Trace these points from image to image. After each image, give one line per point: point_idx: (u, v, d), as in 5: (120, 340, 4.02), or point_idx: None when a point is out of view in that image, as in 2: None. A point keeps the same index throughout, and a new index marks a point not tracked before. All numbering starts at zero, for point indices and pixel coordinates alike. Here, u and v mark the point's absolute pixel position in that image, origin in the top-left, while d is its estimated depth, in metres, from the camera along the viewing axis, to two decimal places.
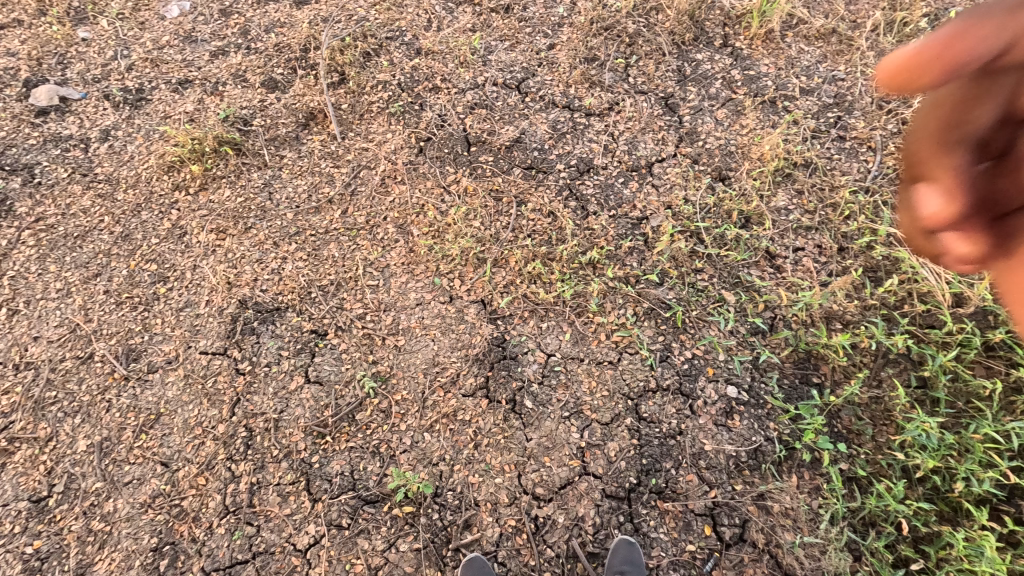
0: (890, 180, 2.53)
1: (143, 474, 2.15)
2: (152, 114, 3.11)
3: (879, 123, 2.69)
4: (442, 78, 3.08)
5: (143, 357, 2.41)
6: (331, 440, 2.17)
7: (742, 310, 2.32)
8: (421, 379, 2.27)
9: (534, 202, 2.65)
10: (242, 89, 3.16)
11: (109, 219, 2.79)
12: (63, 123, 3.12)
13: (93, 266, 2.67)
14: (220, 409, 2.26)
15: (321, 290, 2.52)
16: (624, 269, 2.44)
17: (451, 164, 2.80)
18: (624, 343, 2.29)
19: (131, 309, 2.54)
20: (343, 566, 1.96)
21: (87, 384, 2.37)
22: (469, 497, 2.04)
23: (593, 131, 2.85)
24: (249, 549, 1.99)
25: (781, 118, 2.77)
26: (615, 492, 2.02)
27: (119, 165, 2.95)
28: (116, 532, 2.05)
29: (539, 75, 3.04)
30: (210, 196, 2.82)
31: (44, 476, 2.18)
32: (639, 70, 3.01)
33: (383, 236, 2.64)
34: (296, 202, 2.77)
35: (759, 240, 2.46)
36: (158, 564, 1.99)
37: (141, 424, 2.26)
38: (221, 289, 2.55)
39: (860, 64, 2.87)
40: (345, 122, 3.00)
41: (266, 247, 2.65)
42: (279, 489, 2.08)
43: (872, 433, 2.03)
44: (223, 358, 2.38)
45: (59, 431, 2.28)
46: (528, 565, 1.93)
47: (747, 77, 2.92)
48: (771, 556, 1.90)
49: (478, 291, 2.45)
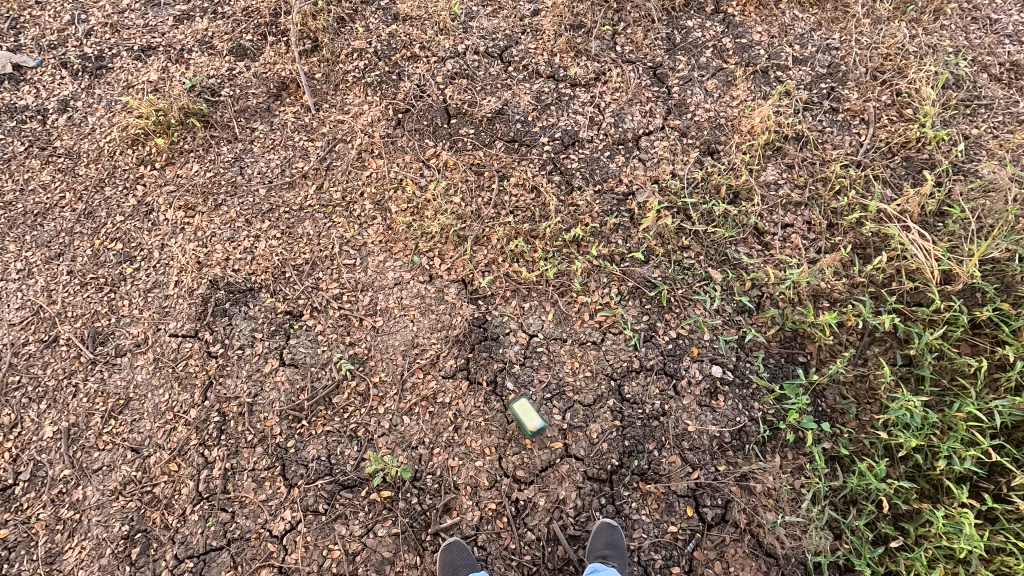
0: (882, 154, 2.47)
1: (113, 461, 2.09)
2: (114, 84, 2.94)
3: (873, 94, 2.61)
4: (421, 45, 2.93)
5: (110, 341, 2.32)
6: (307, 424, 2.11)
7: (729, 289, 2.27)
8: (399, 361, 2.21)
9: (516, 176, 2.55)
10: (209, 56, 2.99)
11: (71, 196, 2.66)
12: (18, 93, 2.95)
13: (55, 246, 2.55)
14: (193, 393, 2.19)
15: (296, 270, 2.42)
16: (609, 247, 2.37)
17: (430, 137, 2.69)
18: (608, 323, 2.24)
19: (97, 291, 2.43)
20: (320, 552, 1.91)
21: (52, 369, 2.29)
22: (449, 481, 2.00)
23: (578, 102, 2.73)
24: (224, 536, 1.94)
25: (773, 89, 2.68)
26: (597, 474, 2.00)
27: (80, 139, 2.80)
28: (86, 520, 1.99)
29: (523, 44, 2.91)
30: (178, 171, 2.69)
31: (10, 464, 2.12)
32: (627, 38, 2.88)
33: (360, 213, 2.54)
34: (268, 177, 2.65)
35: (747, 217, 2.40)
36: (129, 552, 1.93)
37: (110, 409, 2.19)
38: (191, 269, 2.44)
39: (856, 32, 2.76)
40: (319, 93, 2.85)
41: (238, 225, 2.53)
42: (254, 474, 2.03)
43: (855, 412, 2.01)
44: (195, 341, 2.29)
45: (24, 418, 2.20)
46: (509, 548, 1.91)
47: (739, 45, 2.81)
48: (752, 536, 1.90)
49: (458, 270, 2.37)
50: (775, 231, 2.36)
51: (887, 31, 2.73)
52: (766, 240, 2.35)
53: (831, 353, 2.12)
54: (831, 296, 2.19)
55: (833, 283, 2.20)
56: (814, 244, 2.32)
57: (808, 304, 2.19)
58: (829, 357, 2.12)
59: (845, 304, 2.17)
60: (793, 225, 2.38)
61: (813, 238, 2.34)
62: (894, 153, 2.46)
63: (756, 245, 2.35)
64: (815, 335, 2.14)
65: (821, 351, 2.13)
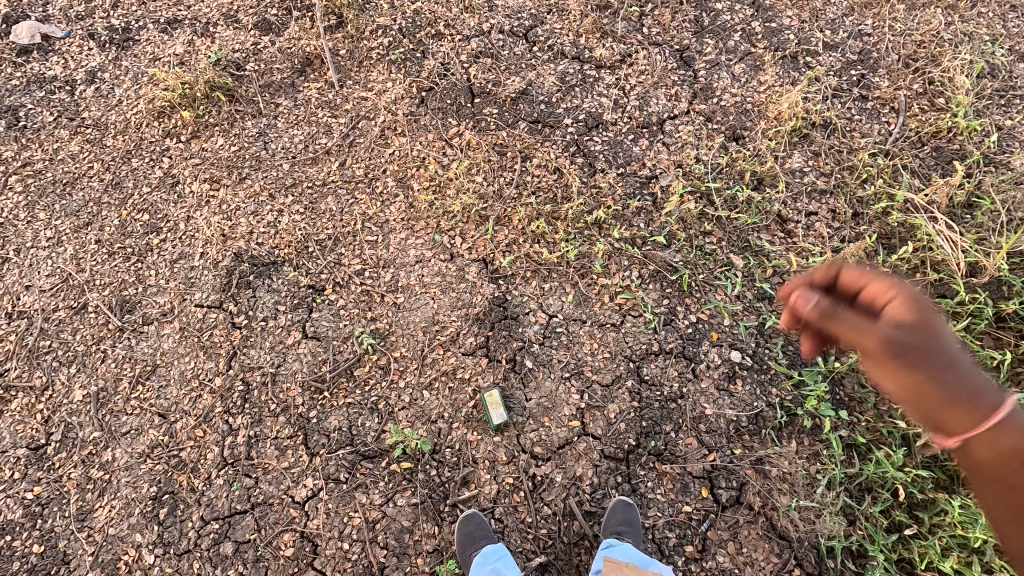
0: (912, 143, 2.42)
1: (141, 425, 2.15)
2: (140, 56, 2.96)
3: (904, 82, 2.56)
4: (445, 23, 2.91)
5: (137, 309, 2.37)
6: (329, 395, 2.15)
7: (750, 275, 2.26)
8: (420, 337, 2.24)
9: (539, 157, 2.54)
10: (234, 30, 2.99)
11: (99, 166, 2.70)
12: (46, 63, 2.98)
13: (84, 215, 2.59)
14: (217, 362, 2.24)
15: (319, 245, 2.45)
16: (631, 230, 2.37)
17: (453, 116, 2.68)
18: (628, 305, 2.24)
19: (124, 260, 2.48)
20: (341, 519, 1.96)
21: (82, 334, 2.34)
22: (468, 455, 2.04)
23: (603, 85, 2.71)
24: (248, 500, 2.00)
25: (802, 74, 2.63)
26: (613, 454, 2.02)
27: (107, 110, 2.83)
28: (115, 481, 2.06)
29: (548, 23, 2.88)
30: (203, 144, 2.71)
31: (42, 425, 2.18)
32: (654, 20, 2.84)
33: (383, 189, 2.55)
34: (292, 152, 2.66)
35: (771, 203, 2.38)
36: (157, 512, 1.99)
37: (137, 375, 2.24)
38: (216, 241, 2.48)
39: (889, 17, 2.70)
40: (342, 69, 2.85)
41: (262, 199, 2.56)
42: (277, 442, 2.08)
43: (874, 401, 2.01)
44: (219, 311, 2.33)
45: (55, 380, 2.26)
46: (525, 522, 1.95)
47: (769, 29, 2.76)
48: (766, 518, 1.92)
49: (480, 249, 2.39)
50: (799, 218, 2.35)
51: (921, 18, 2.66)
52: (789, 227, 2.34)
53: None
54: None
55: None
56: (838, 233, 2.30)
57: None
58: None
59: None
60: (818, 213, 2.35)
61: (837, 226, 2.32)
62: (924, 143, 2.42)
63: (779, 233, 2.33)
64: None
65: None
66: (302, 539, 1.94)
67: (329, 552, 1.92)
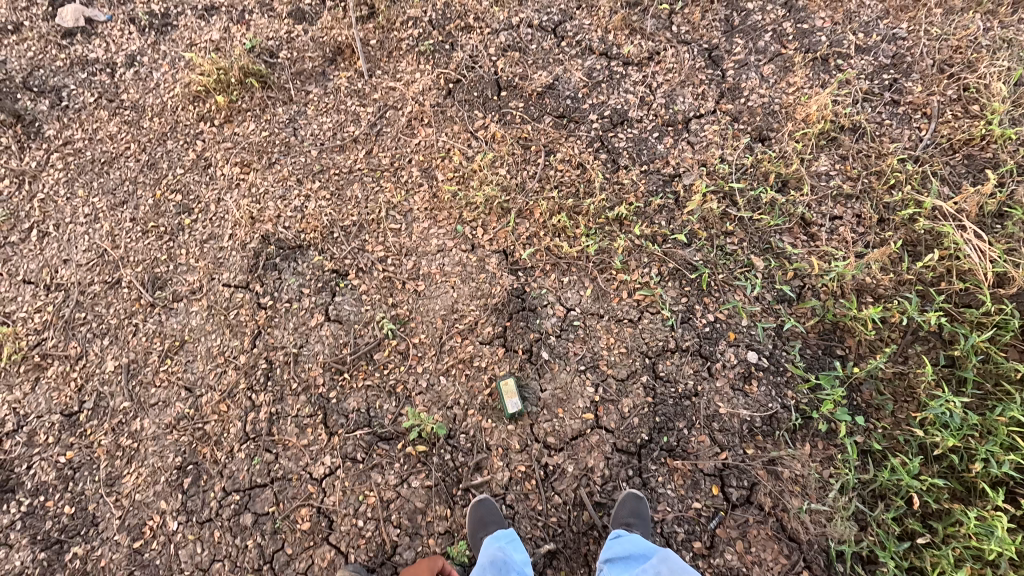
0: (942, 150, 2.38)
1: (168, 398, 2.23)
2: (178, 41, 3.05)
3: (938, 88, 2.51)
4: (475, 17, 2.94)
5: (168, 286, 2.45)
6: (349, 377, 2.21)
7: (770, 277, 2.26)
8: (439, 325, 2.28)
9: (563, 152, 2.57)
10: (269, 19, 3.06)
11: (135, 147, 2.79)
12: (89, 46, 3.08)
13: (120, 194, 2.68)
14: (242, 340, 2.31)
15: (344, 231, 2.50)
16: (652, 227, 2.37)
17: (480, 109, 2.71)
18: (646, 302, 2.26)
19: (157, 238, 2.56)
20: (357, 497, 2.02)
21: (115, 308, 2.43)
22: (482, 441, 2.08)
23: (629, 81, 2.72)
24: (268, 475, 2.07)
25: (832, 77, 2.60)
26: (625, 447, 2.05)
27: (145, 93, 2.92)
28: (143, 449, 2.14)
29: (577, 19, 2.89)
30: (236, 129, 2.79)
31: (75, 393, 2.27)
32: (684, 18, 2.83)
33: (408, 178, 2.60)
34: (320, 139, 2.72)
35: (794, 206, 2.36)
36: (181, 481, 2.07)
37: (166, 349, 2.32)
38: (245, 223, 2.54)
39: (926, 22, 2.65)
40: (372, 59, 2.90)
41: (290, 184, 2.62)
42: (298, 420, 2.14)
43: (891, 409, 1.99)
44: (246, 292, 2.40)
45: (88, 351, 2.35)
46: (536, 509, 1.99)
47: (800, 30, 2.73)
48: (776, 519, 1.92)
49: (501, 241, 2.42)
50: (823, 222, 2.33)
51: (958, 23, 2.61)
52: (813, 231, 2.32)
53: (870, 348, 2.09)
54: (875, 292, 2.15)
55: (879, 278, 2.15)
56: (863, 238, 2.28)
57: (851, 297, 2.15)
58: (869, 352, 2.09)
59: (889, 300, 2.12)
60: (842, 217, 2.33)
61: (862, 231, 2.29)
62: (956, 150, 2.37)
63: (802, 235, 2.32)
64: (856, 329, 2.11)
65: (861, 345, 2.10)
66: (318, 515, 2.00)
67: (344, 529, 1.98)
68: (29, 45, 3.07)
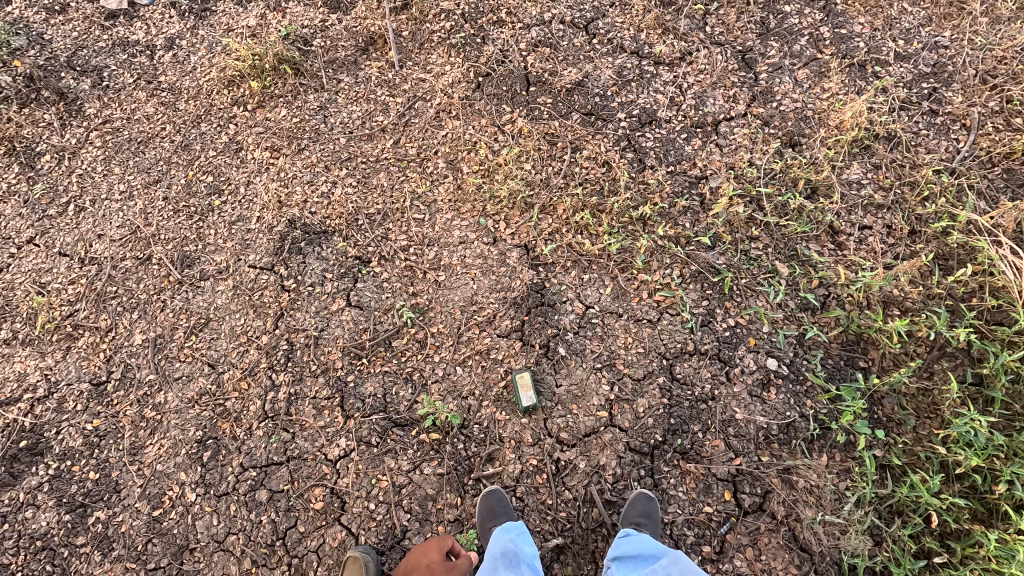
0: (980, 163, 2.31)
1: (192, 372, 2.29)
2: (216, 26, 3.12)
3: (979, 99, 2.43)
4: (507, 11, 2.94)
5: (196, 265, 2.51)
6: (367, 362, 2.24)
7: (794, 284, 2.22)
8: (457, 316, 2.29)
9: (589, 150, 2.56)
10: (305, 7, 3.11)
11: (171, 128, 2.86)
12: (131, 28, 3.16)
13: (154, 172, 2.76)
14: (266, 320, 2.35)
15: (368, 219, 2.53)
16: (675, 228, 2.36)
17: (508, 103, 2.72)
18: (666, 304, 2.24)
19: (187, 218, 2.63)
20: (369, 480, 2.05)
21: (145, 284, 2.50)
22: (494, 433, 2.09)
23: (660, 81, 2.70)
24: (284, 453, 2.11)
25: (869, 84, 2.54)
26: (638, 447, 2.04)
27: (181, 76, 2.99)
28: (165, 422, 2.20)
29: (610, 17, 2.88)
30: (267, 114, 2.84)
31: (104, 363, 2.35)
32: (719, 19, 2.79)
33: (433, 170, 2.61)
34: (350, 127, 2.76)
35: (823, 214, 2.32)
36: (201, 455, 2.13)
37: (191, 326, 2.38)
38: (272, 207, 2.60)
39: (970, 30, 2.57)
40: (404, 51, 2.93)
41: (318, 170, 2.66)
42: (315, 402, 2.18)
43: (914, 424, 1.94)
44: (270, 274, 2.45)
45: (118, 324, 2.43)
46: (545, 503, 1.99)
47: (838, 35, 2.67)
48: (788, 528, 1.90)
49: (523, 236, 2.42)
50: (851, 231, 2.28)
51: (1005, 32, 2.52)
52: (840, 239, 2.28)
53: (895, 361, 2.05)
54: (903, 305, 2.10)
55: (907, 291, 2.10)
56: (893, 249, 2.23)
57: (877, 309, 2.11)
58: (893, 365, 2.04)
59: (917, 314, 2.07)
60: (872, 228, 2.28)
61: (892, 242, 2.24)
62: (995, 164, 2.30)
63: (829, 244, 2.28)
64: (881, 341, 2.07)
65: (885, 358, 2.06)
66: (331, 495, 2.04)
67: (356, 510, 2.01)
68: (74, 26, 3.17)
